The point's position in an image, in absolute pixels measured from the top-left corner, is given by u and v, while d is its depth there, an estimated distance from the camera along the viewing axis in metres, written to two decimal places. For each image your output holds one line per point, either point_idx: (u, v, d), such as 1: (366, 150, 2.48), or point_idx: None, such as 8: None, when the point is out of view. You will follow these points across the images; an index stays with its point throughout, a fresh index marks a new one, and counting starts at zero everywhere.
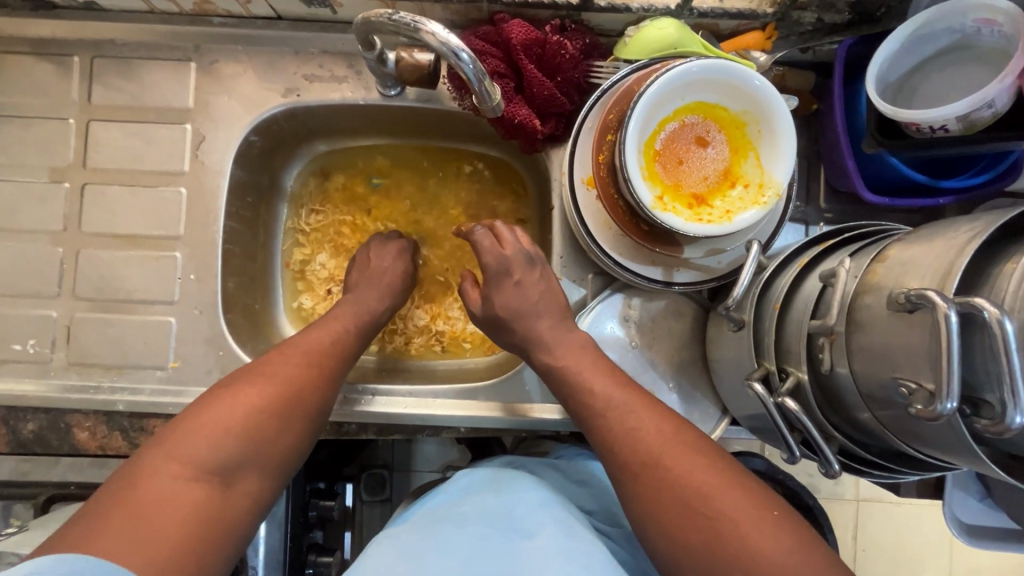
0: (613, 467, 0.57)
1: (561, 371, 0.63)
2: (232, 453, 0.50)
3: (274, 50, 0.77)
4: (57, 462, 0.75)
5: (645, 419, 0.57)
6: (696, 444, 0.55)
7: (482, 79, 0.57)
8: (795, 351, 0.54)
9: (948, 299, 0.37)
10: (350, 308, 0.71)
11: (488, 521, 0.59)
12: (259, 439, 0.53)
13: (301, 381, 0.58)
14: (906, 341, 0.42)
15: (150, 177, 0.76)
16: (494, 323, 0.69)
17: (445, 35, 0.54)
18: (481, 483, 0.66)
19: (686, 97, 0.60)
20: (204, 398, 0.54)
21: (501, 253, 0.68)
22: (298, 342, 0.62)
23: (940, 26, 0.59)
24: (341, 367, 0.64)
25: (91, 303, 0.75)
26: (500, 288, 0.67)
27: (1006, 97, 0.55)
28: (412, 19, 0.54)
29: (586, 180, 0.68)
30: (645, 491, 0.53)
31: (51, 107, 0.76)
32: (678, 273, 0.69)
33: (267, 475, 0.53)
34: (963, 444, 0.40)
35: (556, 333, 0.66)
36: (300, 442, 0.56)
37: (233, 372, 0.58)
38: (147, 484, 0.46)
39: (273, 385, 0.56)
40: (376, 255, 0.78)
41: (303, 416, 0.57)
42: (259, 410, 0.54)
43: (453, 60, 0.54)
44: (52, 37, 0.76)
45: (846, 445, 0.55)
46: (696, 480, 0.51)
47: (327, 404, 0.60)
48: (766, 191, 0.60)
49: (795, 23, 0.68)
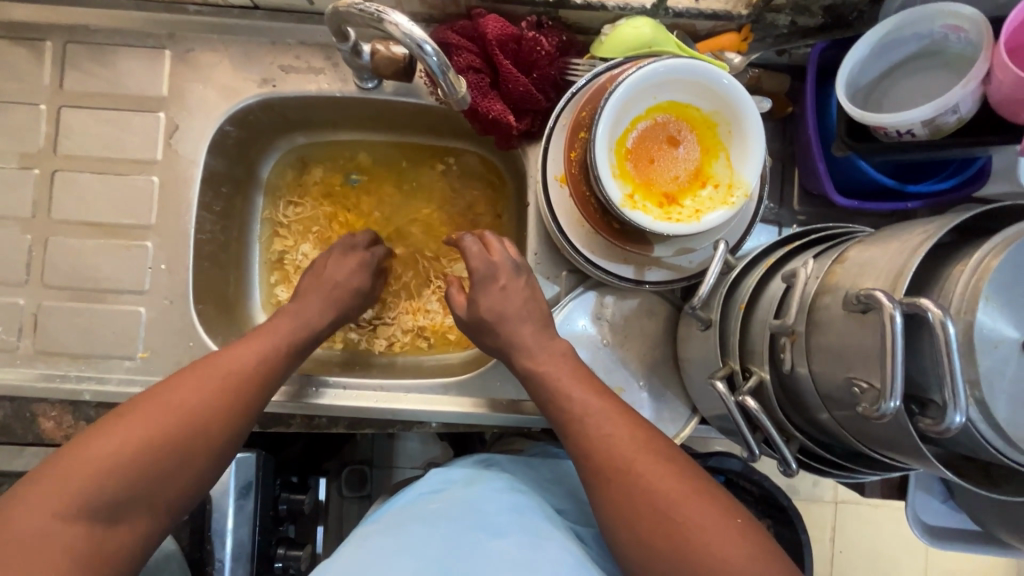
0: (585, 471, 0.57)
1: (540, 371, 0.63)
2: (115, 492, 0.49)
3: (250, 41, 0.76)
4: (20, 452, 0.70)
5: (624, 425, 0.57)
6: (667, 452, 0.56)
7: (447, 72, 0.57)
8: (759, 350, 0.55)
9: (894, 300, 0.37)
10: (284, 321, 0.68)
11: (458, 516, 0.60)
12: (151, 475, 0.51)
13: (205, 413, 0.55)
14: (859, 341, 0.42)
15: (122, 165, 0.75)
16: (478, 325, 0.68)
17: (409, 27, 0.53)
18: (456, 483, 0.67)
19: (657, 96, 0.61)
20: (103, 424, 0.53)
21: (489, 259, 0.68)
22: (212, 366, 0.59)
23: (908, 31, 0.60)
24: (258, 395, 0.60)
25: (59, 291, 0.74)
26: (486, 292, 0.67)
27: (970, 102, 0.55)
28: (376, 9, 0.54)
29: (559, 177, 0.68)
30: (614, 492, 0.54)
31: (22, 92, 0.75)
32: (650, 272, 0.69)
33: (157, 512, 0.52)
34: (909, 443, 0.40)
35: (538, 339, 0.65)
36: (199, 479, 0.55)
37: (142, 394, 0.56)
38: (15, 525, 0.46)
39: (173, 418, 0.54)
40: (332, 264, 0.77)
41: (204, 450, 0.55)
42: (155, 444, 0.52)
43: (418, 53, 0.54)
44: (25, 21, 0.75)
45: (807, 444, 0.56)
46: (665, 488, 0.52)
47: (239, 433, 0.58)
48: (736, 191, 0.61)
49: (770, 25, 0.68)
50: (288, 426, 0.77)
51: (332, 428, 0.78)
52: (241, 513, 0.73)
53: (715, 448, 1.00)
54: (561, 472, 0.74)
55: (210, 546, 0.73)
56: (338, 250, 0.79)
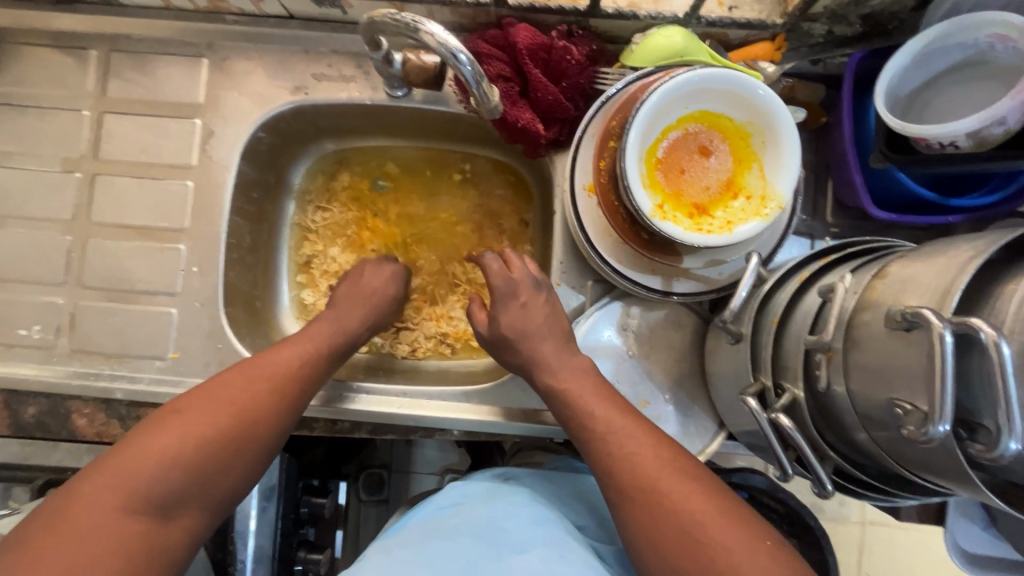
0: (610, 491, 0.56)
1: (562, 390, 0.63)
2: (173, 485, 0.51)
3: (285, 49, 0.77)
4: (56, 447, 0.75)
5: (646, 443, 0.56)
6: (692, 471, 0.54)
7: (480, 81, 0.57)
8: (793, 367, 0.53)
9: (944, 319, 0.36)
10: (325, 325, 0.70)
11: (478, 530, 0.60)
12: (204, 471, 0.53)
13: (254, 410, 0.58)
14: (904, 361, 0.41)
15: (159, 170, 0.77)
16: (501, 343, 0.68)
17: (444, 36, 0.53)
18: (476, 498, 0.67)
19: (689, 105, 0.60)
20: (155, 420, 0.54)
21: (510, 276, 0.68)
22: (259, 365, 0.61)
23: (953, 40, 0.58)
24: (301, 396, 0.63)
25: (96, 292, 0.76)
26: (505, 309, 0.67)
27: (1019, 114, 0.53)
28: (412, 19, 0.54)
29: (587, 187, 0.67)
30: (642, 515, 0.52)
31: (66, 99, 0.78)
32: (678, 283, 0.68)
33: (208, 506, 0.54)
34: (958, 469, 0.38)
35: (560, 357, 0.65)
36: (244, 477, 0.56)
37: (190, 391, 0.58)
38: (79, 513, 0.47)
39: (227, 412, 0.56)
40: (369, 273, 0.78)
41: (253, 447, 0.57)
42: (211, 440, 0.54)
43: (452, 62, 0.54)
44: (71, 31, 0.78)
45: (842, 465, 0.54)
46: (690, 508, 0.51)
47: (283, 432, 0.60)
48: (769, 203, 0.59)
49: (806, 34, 0.67)
50: (311, 430, 0.77)
51: (354, 433, 0.78)
52: (263, 517, 0.75)
53: (740, 464, 0.98)
54: (582, 486, 0.73)
55: (233, 547, 0.74)
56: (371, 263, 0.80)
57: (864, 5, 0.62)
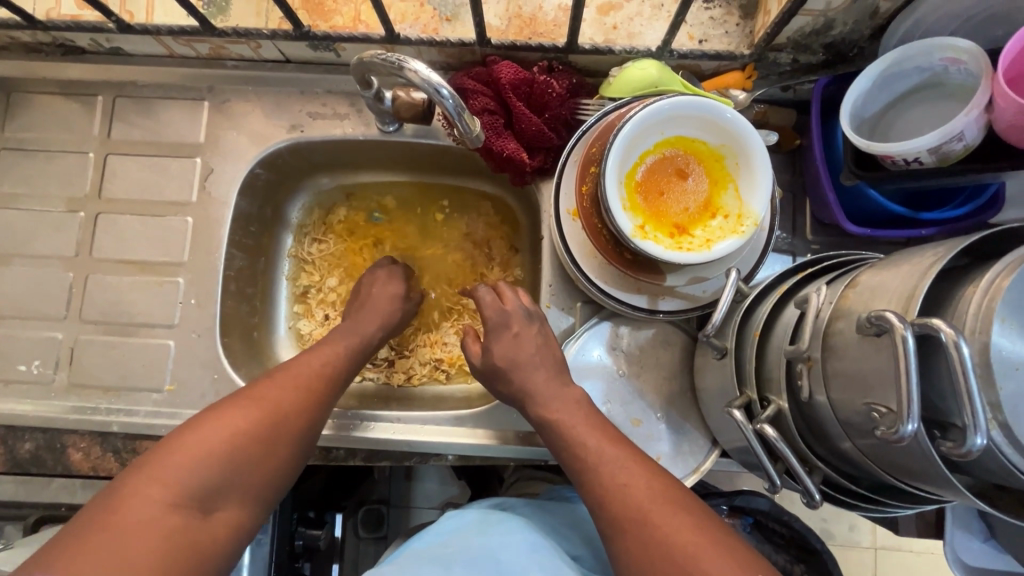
0: (603, 523, 0.56)
1: (552, 419, 0.63)
2: (215, 476, 0.53)
3: (281, 91, 0.81)
4: (49, 483, 0.75)
5: (639, 474, 0.57)
6: (685, 503, 0.54)
7: (462, 113, 0.59)
8: (776, 379, 0.55)
9: (905, 321, 0.38)
10: (340, 335, 0.73)
11: (470, 561, 0.60)
12: (242, 464, 0.55)
13: (284, 409, 0.60)
14: (876, 364, 0.42)
15: (160, 207, 0.80)
16: (493, 373, 0.69)
17: (427, 73, 0.56)
18: (468, 526, 0.67)
19: (665, 131, 0.63)
20: (193, 423, 0.56)
21: (503, 308, 0.71)
22: (284, 374, 0.64)
23: (909, 65, 0.61)
24: (327, 398, 0.65)
25: (95, 326, 0.78)
26: (500, 339, 0.69)
27: (975, 129, 0.56)
28: (397, 57, 0.57)
29: (572, 212, 0.70)
30: (632, 545, 0.53)
31: (74, 143, 0.81)
32: (663, 301, 0.70)
33: (246, 501, 0.55)
34: (935, 469, 0.40)
35: (550, 384, 0.66)
36: (279, 470, 0.58)
37: (226, 396, 0.60)
38: (127, 507, 0.48)
39: (259, 413, 0.58)
40: (376, 287, 0.81)
41: (286, 444, 0.59)
42: (247, 435, 0.56)
43: (435, 96, 0.57)
44: (80, 80, 0.82)
45: (831, 476, 0.54)
46: (681, 540, 0.51)
47: (313, 430, 0.63)
48: (745, 220, 0.62)
49: (773, 63, 0.71)
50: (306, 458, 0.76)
51: (349, 461, 0.76)
52: (256, 556, 0.74)
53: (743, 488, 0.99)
54: (575, 515, 0.73)
55: None
56: (381, 272, 0.83)
57: (826, 34, 0.66)
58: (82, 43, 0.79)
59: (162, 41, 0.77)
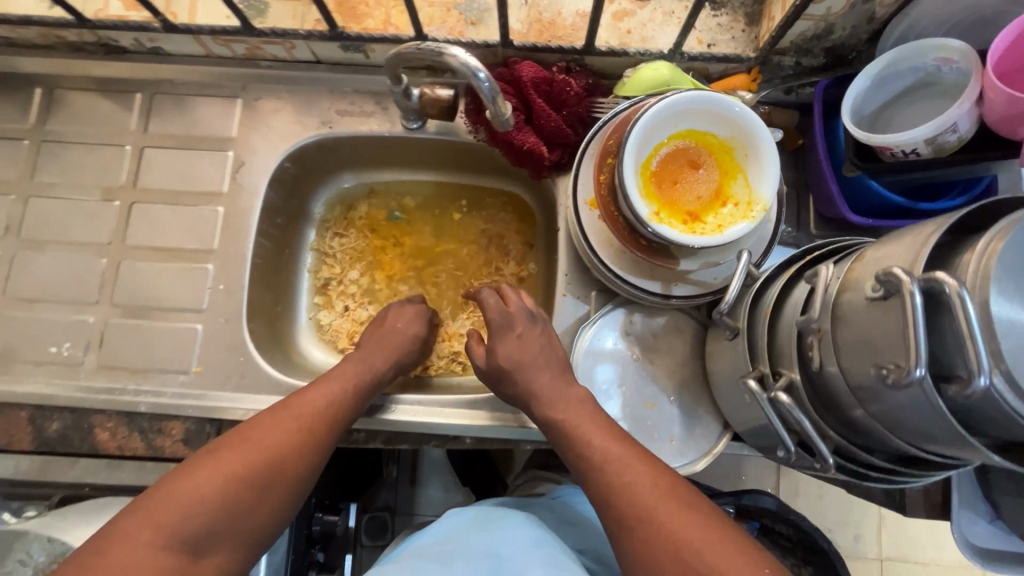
0: (609, 522, 0.58)
1: (557, 419, 0.66)
2: (206, 520, 0.54)
3: (311, 90, 0.86)
4: (76, 463, 0.75)
5: (644, 473, 0.59)
6: (690, 500, 0.56)
7: (496, 97, 0.64)
8: (788, 352, 0.57)
9: (912, 276, 0.41)
10: (352, 364, 0.74)
11: (473, 558, 0.62)
12: (233, 507, 0.56)
13: (282, 450, 0.61)
14: (884, 324, 0.45)
15: (192, 197, 0.84)
16: (498, 375, 0.72)
17: (466, 58, 0.60)
18: (468, 523, 0.69)
19: (678, 124, 0.67)
20: (193, 463, 0.57)
21: (506, 309, 0.74)
22: (290, 410, 0.65)
23: (905, 65, 0.66)
24: (329, 436, 0.66)
25: (125, 310, 0.80)
26: (504, 341, 0.71)
27: (968, 122, 0.60)
28: (436, 45, 0.61)
29: (589, 202, 0.73)
30: (639, 543, 0.54)
31: (112, 136, 0.85)
32: (677, 287, 0.73)
33: (236, 544, 0.56)
34: (941, 417, 0.43)
35: (556, 386, 0.68)
36: (271, 513, 0.59)
37: (228, 435, 0.61)
38: (117, 550, 0.49)
39: (255, 455, 0.59)
40: (393, 315, 0.84)
41: (281, 486, 0.59)
42: (242, 478, 0.57)
43: (473, 80, 0.61)
44: (120, 78, 0.86)
45: (842, 444, 0.56)
46: (689, 535, 0.53)
47: (312, 471, 0.63)
48: (755, 206, 0.65)
49: (777, 67, 0.76)
50: None
51: (369, 443, 0.78)
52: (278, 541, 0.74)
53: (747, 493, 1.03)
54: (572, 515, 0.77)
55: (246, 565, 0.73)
56: (410, 308, 0.86)
57: (826, 39, 0.71)
58: (124, 43, 0.84)
59: (201, 41, 0.82)
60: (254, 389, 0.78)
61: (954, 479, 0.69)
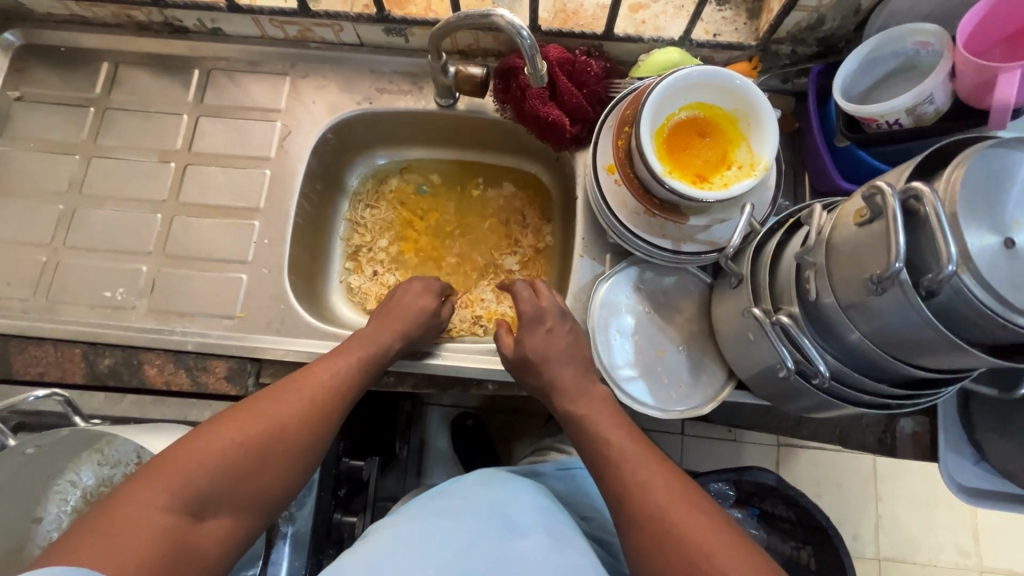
0: (620, 517, 0.62)
1: (579, 413, 0.71)
2: (210, 484, 0.55)
3: (354, 69, 0.95)
4: (125, 398, 0.79)
5: (659, 473, 0.63)
6: (699, 503, 0.60)
7: (535, 56, 0.71)
8: (788, 288, 0.64)
9: (892, 189, 0.49)
10: (361, 338, 0.76)
11: (483, 514, 0.66)
12: (238, 472, 0.57)
13: (288, 421, 0.62)
14: (869, 242, 0.52)
15: (242, 161, 0.91)
16: (523, 364, 0.76)
17: (511, 17, 0.68)
18: (475, 480, 0.74)
19: (688, 96, 0.75)
20: (202, 428, 0.59)
21: (538, 304, 0.78)
22: (295, 385, 0.66)
23: (887, 49, 0.75)
24: (336, 410, 0.67)
25: (177, 260, 0.87)
26: (533, 333, 0.76)
27: (943, 94, 0.69)
28: (485, 10, 0.70)
29: (607, 167, 0.81)
30: (647, 538, 0.58)
31: (170, 106, 0.94)
32: (687, 244, 0.80)
33: (238, 511, 0.57)
34: (918, 314, 0.49)
35: (578, 381, 0.74)
36: (275, 481, 0.60)
37: (237, 404, 0.63)
38: (124, 508, 0.50)
39: (261, 424, 0.61)
40: (404, 295, 0.83)
41: (285, 454, 0.61)
42: (248, 445, 0.59)
43: (516, 37, 0.69)
44: (180, 55, 0.95)
45: (838, 370, 0.62)
46: (698, 539, 0.56)
47: (318, 442, 0.64)
48: (757, 167, 0.73)
49: (775, 55, 0.86)
50: None
51: (398, 386, 0.84)
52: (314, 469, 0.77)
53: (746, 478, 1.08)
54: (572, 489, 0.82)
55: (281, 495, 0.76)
56: (416, 285, 0.85)
57: (818, 29, 0.80)
58: (188, 23, 0.93)
59: (258, 22, 0.91)
60: (293, 334, 0.84)
61: (941, 422, 0.76)
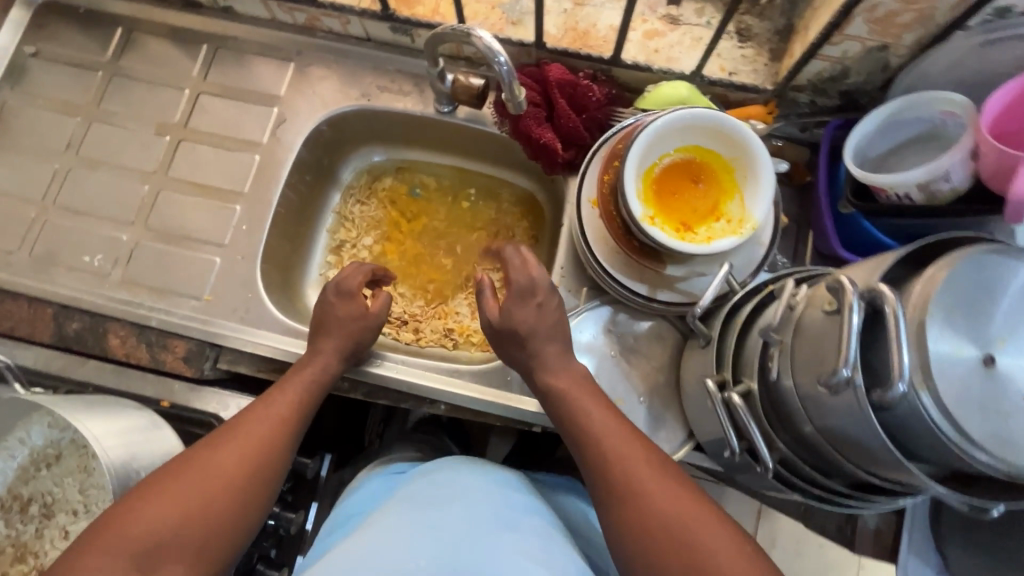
0: (611, 515, 0.57)
1: (560, 390, 0.67)
2: (152, 535, 0.52)
3: (358, 63, 0.93)
4: (87, 362, 0.81)
5: (658, 470, 0.58)
6: (701, 498, 0.56)
7: (513, 81, 0.69)
8: (751, 363, 0.60)
9: (856, 287, 0.44)
10: (302, 361, 0.74)
11: (470, 502, 0.64)
12: (181, 518, 0.54)
13: (231, 459, 0.60)
14: (831, 335, 0.48)
15: (235, 143, 0.91)
16: (509, 336, 0.71)
17: (489, 40, 0.66)
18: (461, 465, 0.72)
19: (684, 139, 0.71)
20: (142, 484, 0.57)
21: (530, 275, 0.72)
22: (239, 424, 0.64)
23: (909, 113, 0.69)
24: (282, 438, 0.65)
25: (156, 234, 0.88)
26: (523, 305, 0.70)
27: (962, 173, 0.63)
28: (466, 27, 0.67)
29: (592, 201, 0.78)
30: (641, 539, 0.54)
31: (173, 79, 0.94)
32: (662, 292, 0.76)
33: (192, 558, 0.54)
34: (869, 427, 0.44)
35: (562, 360, 0.69)
36: (228, 520, 0.57)
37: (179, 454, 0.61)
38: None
39: (201, 467, 0.58)
40: (337, 303, 0.77)
41: (231, 491, 0.58)
42: (189, 491, 0.56)
43: (492, 62, 0.67)
44: (189, 28, 0.95)
45: (788, 458, 0.58)
46: (707, 543, 0.52)
47: (267, 473, 0.62)
48: (745, 225, 0.69)
49: (793, 102, 0.79)
50: None
51: (350, 393, 0.83)
52: None
53: None
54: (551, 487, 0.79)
55: None
56: (346, 287, 0.78)
57: (841, 82, 0.74)
58: None
59: (268, 5, 0.90)
60: (256, 324, 0.84)
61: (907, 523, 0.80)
